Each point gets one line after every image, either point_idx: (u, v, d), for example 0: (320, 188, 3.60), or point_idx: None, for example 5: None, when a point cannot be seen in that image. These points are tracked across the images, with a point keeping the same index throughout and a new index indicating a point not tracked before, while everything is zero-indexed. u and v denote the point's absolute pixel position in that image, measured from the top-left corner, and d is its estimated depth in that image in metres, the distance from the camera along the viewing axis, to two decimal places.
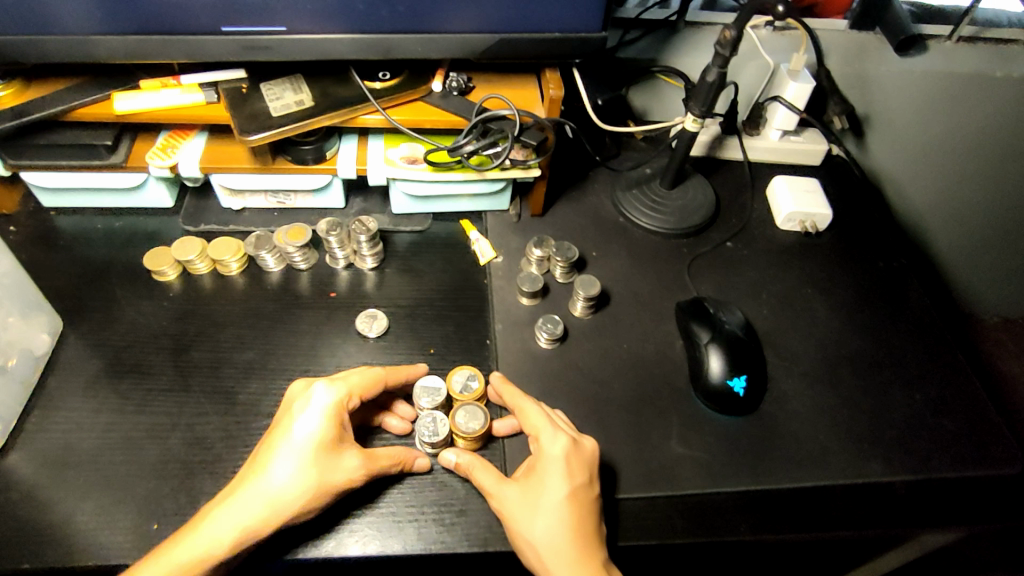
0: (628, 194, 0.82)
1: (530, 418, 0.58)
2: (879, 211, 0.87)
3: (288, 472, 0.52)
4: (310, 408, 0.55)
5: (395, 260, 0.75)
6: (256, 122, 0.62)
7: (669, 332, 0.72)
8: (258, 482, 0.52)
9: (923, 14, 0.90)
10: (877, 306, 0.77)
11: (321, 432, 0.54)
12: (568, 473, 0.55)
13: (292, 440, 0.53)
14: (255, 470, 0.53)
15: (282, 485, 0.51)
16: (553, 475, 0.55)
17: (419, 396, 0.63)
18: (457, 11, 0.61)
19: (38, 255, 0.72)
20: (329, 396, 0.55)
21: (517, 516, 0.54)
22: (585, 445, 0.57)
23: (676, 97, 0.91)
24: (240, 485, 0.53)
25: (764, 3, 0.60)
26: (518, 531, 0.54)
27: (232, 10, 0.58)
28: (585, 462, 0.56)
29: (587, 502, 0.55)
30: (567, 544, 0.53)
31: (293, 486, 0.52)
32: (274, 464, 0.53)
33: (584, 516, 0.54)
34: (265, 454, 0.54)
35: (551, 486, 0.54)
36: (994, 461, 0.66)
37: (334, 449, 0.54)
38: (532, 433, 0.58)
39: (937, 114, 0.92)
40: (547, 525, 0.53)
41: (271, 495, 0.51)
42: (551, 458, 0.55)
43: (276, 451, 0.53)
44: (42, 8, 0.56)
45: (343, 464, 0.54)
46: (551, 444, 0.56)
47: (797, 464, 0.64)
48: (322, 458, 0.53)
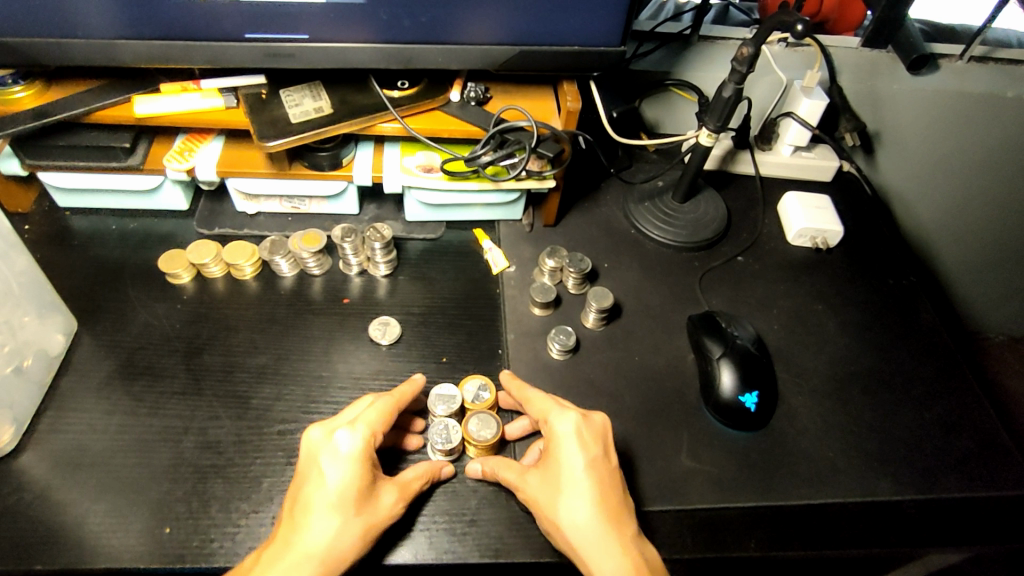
0: (640, 207, 0.82)
1: (539, 403, 0.59)
2: (889, 229, 0.87)
3: (333, 527, 0.50)
4: (338, 457, 0.53)
5: (408, 268, 0.76)
6: (275, 129, 0.62)
7: (681, 345, 0.72)
8: (302, 543, 0.50)
9: (933, 33, 0.91)
10: (887, 324, 0.78)
11: (358, 481, 0.52)
12: (583, 446, 0.55)
13: (327, 492, 0.51)
14: (294, 530, 0.50)
15: (331, 542, 0.50)
16: (568, 451, 0.55)
17: (435, 403, 0.63)
18: (481, 22, 0.62)
19: (53, 254, 0.73)
20: (357, 444, 0.53)
21: (542, 499, 0.54)
22: (596, 419, 0.57)
23: (690, 111, 0.92)
24: (276, 550, 0.50)
25: (783, 22, 0.60)
26: (546, 515, 0.54)
27: (258, 17, 0.59)
28: (598, 435, 0.56)
29: (608, 474, 0.55)
30: (595, 517, 0.52)
31: (342, 540, 0.50)
32: (314, 523, 0.50)
33: (607, 486, 0.54)
34: (297, 512, 0.51)
35: (568, 462, 0.54)
36: (1003, 483, 0.66)
37: (371, 491, 0.53)
38: (541, 417, 0.58)
39: (948, 133, 0.93)
40: (571, 502, 0.53)
41: (322, 552, 0.49)
42: (563, 436, 0.56)
43: (314, 509, 0.51)
44: (69, 12, 0.57)
45: (383, 506, 0.53)
46: (561, 421, 0.56)
47: (806, 480, 0.64)
48: (363, 503, 0.52)
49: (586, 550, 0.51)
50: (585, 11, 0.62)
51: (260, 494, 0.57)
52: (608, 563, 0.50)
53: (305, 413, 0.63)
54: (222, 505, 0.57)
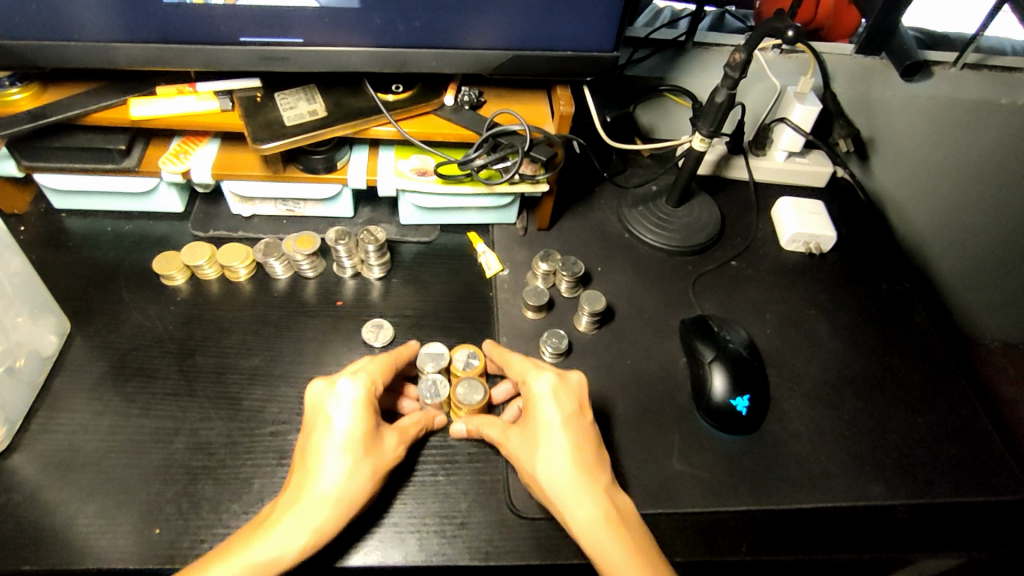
0: (634, 211, 0.82)
1: (519, 363, 0.61)
2: (883, 234, 0.87)
3: (342, 468, 0.53)
4: (342, 404, 0.55)
5: (402, 271, 0.76)
6: (270, 131, 0.63)
7: (673, 349, 0.72)
8: (314, 485, 0.52)
9: (928, 40, 0.91)
10: (879, 328, 0.78)
11: (363, 424, 0.55)
12: (559, 403, 0.57)
13: (335, 437, 0.54)
14: (305, 476, 0.53)
15: (341, 481, 0.52)
16: (544, 408, 0.57)
17: (424, 361, 0.65)
18: (474, 26, 0.62)
19: (48, 256, 0.73)
20: (359, 390, 0.56)
21: (520, 453, 0.57)
22: (572, 378, 0.59)
23: (685, 116, 0.92)
24: (290, 495, 0.53)
25: (775, 28, 0.61)
26: (524, 469, 0.56)
27: (252, 21, 0.59)
28: (573, 393, 0.58)
29: (584, 429, 0.57)
30: (569, 469, 0.54)
31: (352, 480, 0.53)
32: (323, 465, 0.53)
33: (582, 440, 0.56)
34: (307, 459, 0.54)
35: (545, 418, 0.57)
36: (996, 487, 0.66)
37: (376, 435, 0.55)
38: (520, 378, 0.61)
39: (942, 139, 0.93)
40: (546, 455, 0.55)
41: (333, 493, 0.52)
42: (540, 394, 0.58)
43: (323, 452, 0.54)
44: (65, 15, 0.57)
45: (388, 450, 0.56)
46: (537, 380, 0.59)
47: (798, 484, 0.64)
48: (370, 446, 0.55)
49: (560, 499, 0.53)
50: (577, 16, 0.62)
51: (251, 495, 0.58)
52: (581, 510, 0.53)
53: (297, 415, 0.63)
54: (213, 506, 0.57)
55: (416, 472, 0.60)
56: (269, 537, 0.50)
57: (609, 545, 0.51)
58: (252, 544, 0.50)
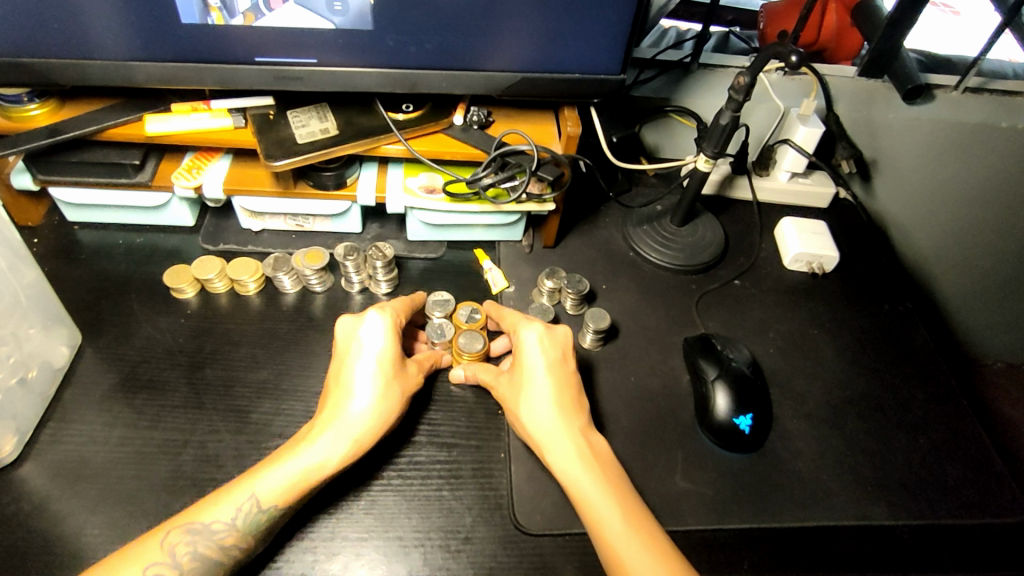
0: (639, 230, 0.83)
1: (511, 314, 0.67)
2: (886, 255, 0.88)
3: (377, 388, 0.59)
4: (371, 334, 0.61)
5: (409, 286, 0.76)
6: (282, 148, 0.64)
7: (676, 367, 0.73)
8: (352, 401, 0.58)
9: (930, 63, 0.92)
10: (882, 349, 0.78)
11: (392, 349, 0.61)
12: (544, 349, 0.63)
13: (368, 360, 0.60)
14: (340, 396, 0.58)
15: (377, 398, 0.58)
16: (530, 354, 0.62)
17: (432, 308, 0.71)
18: (484, 48, 0.63)
19: (60, 268, 0.74)
20: (386, 320, 0.61)
21: (507, 392, 0.63)
22: (559, 331, 0.64)
23: (689, 136, 0.94)
24: (326, 415, 0.58)
25: (778, 52, 0.62)
26: (510, 408, 0.62)
27: (267, 42, 0.61)
28: (559, 343, 0.64)
29: (567, 376, 0.62)
30: (550, 407, 0.60)
31: (385, 399, 0.59)
32: (358, 386, 0.58)
33: (565, 385, 0.62)
34: (341, 382, 0.59)
35: (530, 362, 0.62)
36: (997, 509, 0.66)
37: (402, 360, 0.61)
38: (512, 329, 0.66)
39: (944, 162, 0.94)
40: (530, 395, 0.61)
41: (370, 409, 0.58)
42: (527, 341, 0.63)
43: (357, 373, 0.59)
44: (85, 34, 0.59)
45: (412, 376, 0.62)
46: (526, 329, 0.64)
47: (801, 503, 0.64)
48: (398, 369, 0.61)
49: (539, 433, 0.59)
50: (585, 40, 0.64)
51: None
52: (558, 443, 0.58)
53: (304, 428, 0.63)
54: None
55: (422, 486, 0.61)
56: (315, 445, 0.55)
57: (583, 478, 0.56)
58: (299, 450, 0.55)
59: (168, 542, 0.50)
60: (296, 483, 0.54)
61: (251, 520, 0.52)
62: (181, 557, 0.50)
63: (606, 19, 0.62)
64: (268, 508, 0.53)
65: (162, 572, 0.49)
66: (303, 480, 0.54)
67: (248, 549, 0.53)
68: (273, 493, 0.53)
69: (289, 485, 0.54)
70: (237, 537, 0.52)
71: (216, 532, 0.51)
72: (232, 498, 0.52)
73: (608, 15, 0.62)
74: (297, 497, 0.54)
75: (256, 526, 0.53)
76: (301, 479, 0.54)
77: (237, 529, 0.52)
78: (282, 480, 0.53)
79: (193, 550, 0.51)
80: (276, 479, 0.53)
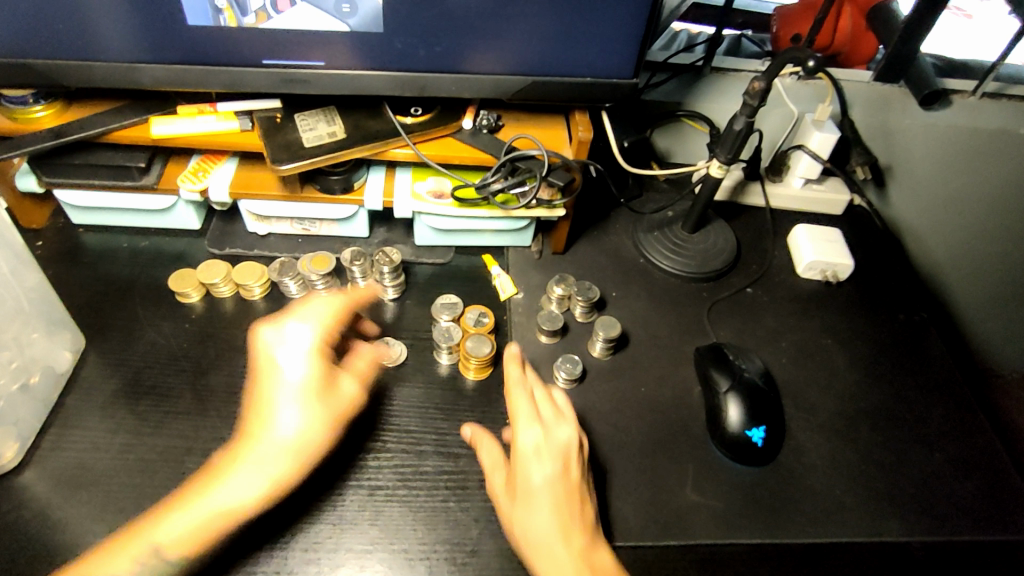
0: (650, 236, 0.82)
1: (514, 408, 0.59)
2: (901, 263, 0.87)
3: (301, 419, 0.55)
4: (295, 356, 0.57)
5: (417, 292, 0.75)
6: (288, 152, 0.63)
7: (687, 377, 0.71)
8: (273, 433, 0.54)
9: (946, 67, 0.91)
10: (897, 359, 0.77)
11: (319, 372, 0.57)
12: (544, 461, 0.55)
13: (290, 386, 0.56)
14: (260, 426, 0.55)
15: (302, 431, 0.55)
16: (529, 465, 0.55)
17: (439, 311, 0.71)
18: (494, 51, 0.62)
19: (64, 271, 0.73)
20: (315, 338, 0.57)
21: (502, 501, 0.56)
22: (563, 437, 0.57)
23: (700, 141, 0.92)
24: (244, 445, 0.54)
25: (796, 56, 0.61)
26: (508, 523, 0.55)
27: (274, 44, 0.60)
28: (561, 451, 0.56)
29: (570, 490, 0.55)
30: (550, 528, 0.53)
31: (312, 427, 0.55)
32: (281, 415, 0.55)
33: (568, 502, 0.54)
34: (263, 409, 0.56)
35: (528, 475, 0.55)
36: (1016, 526, 0.65)
37: (330, 382, 0.57)
38: (512, 425, 0.59)
39: (961, 170, 0.93)
40: (529, 513, 0.54)
41: (290, 442, 0.54)
42: (526, 451, 0.56)
43: (279, 401, 0.55)
44: (90, 35, 0.58)
45: (345, 395, 0.58)
46: (525, 434, 0.57)
47: (814, 519, 0.63)
48: (325, 393, 0.57)
49: (537, 558, 0.52)
50: (598, 43, 0.63)
51: None
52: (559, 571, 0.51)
53: None
54: None
55: (428, 495, 0.60)
56: (230, 485, 0.52)
57: None
58: (210, 491, 0.52)
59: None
60: (205, 529, 0.51)
61: (156, 570, 0.50)
62: None
63: (620, 21, 0.61)
64: (174, 556, 0.50)
65: None
66: (215, 526, 0.51)
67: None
68: (178, 541, 0.50)
69: (197, 532, 0.51)
70: None
71: None
72: (133, 550, 0.50)
73: (621, 18, 0.61)
74: (208, 542, 0.51)
75: (162, 575, 0.50)
76: (212, 524, 0.51)
77: None
78: (188, 528, 0.50)
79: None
80: (183, 528, 0.50)
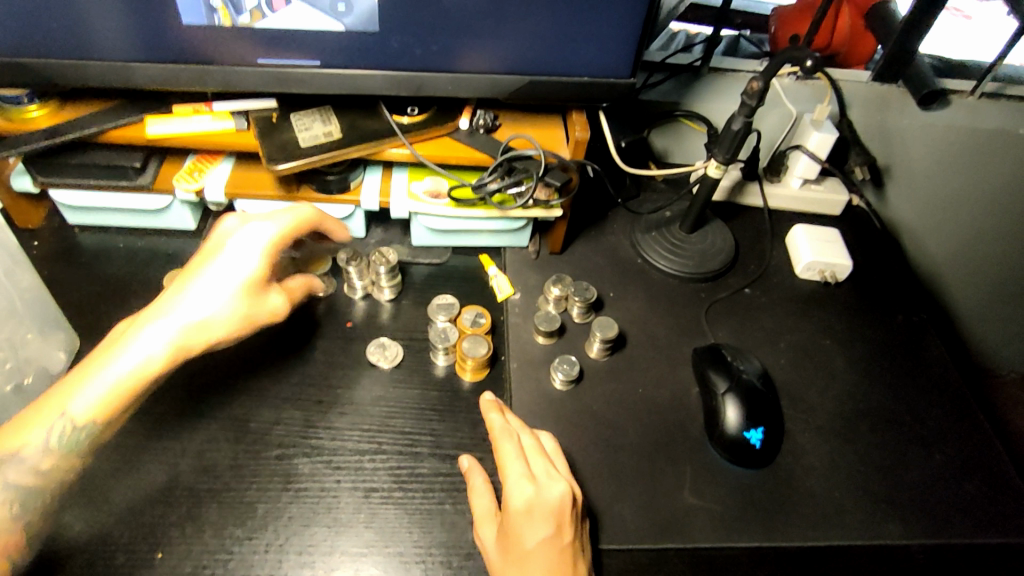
0: (647, 237, 0.81)
1: (505, 462, 0.57)
2: (899, 264, 0.86)
3: (231, 305, 0.57)
4: (246, 247, 0.58)
5: (413, 292, 0.75)
6: (284, 152, 0.63)
7: (685, 378, 0.71)
8: (196, 311, 0.55)
9: (943, 68, 0.91)
10: (895, 360, 0.77)
11: (258, 272, 0.58)
12: (535, 524, 0.53)
13: (233, 274, 0.57)
14: (182, 296, 0.56)
15: (225, 312, 0.57)
16: (518, 527, 0.53)
17: (436, 312, 0.70)
18: (490, 51, 0.62)
19: (59, 271, 0.73)
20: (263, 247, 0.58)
21: (492, 557, 0.54)
22: (555, 495, 0.54)
23: (699, 141, 0.92)
24: (163, 305, 0.56)
25: (794, 56, 0.61)
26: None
27: (270, 43, 0.59)
28: (553, 512, 0.53)
29: (562, 552, 0.53)
30: None
31: (232, 317, 0.57)
32: (209, 295, 0.56)
33: (559, 566, 0.52)
34: (191, 282, 0.57)
35: (518, 537, 0.53)
36: (1016, 529, 0.64)
37: (262, 288, 0.59)
38: (502, 477, 0.56)
39: (959, 172, 0.93)
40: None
41: (204, 321, 0.55)
42: (516, 512, 0.54)
43: (208, 285, 0.57)
44: (86, 34, 0.57)
45: (273, 304, 0.60)
46: (516, 494, 0.54)
47: (813, 521, 0.62)
48: (254, 294, 0.58)
49: None
50: (595, 43, 0.62)
51: (255, 520, 0.57)
52: None
53: (304, 438, 0.62)
54: (217, 531, 0.56)
55: (424, 497, 0.60)
56: (144, 355, 0.53)
57: None
58: (124, 354, 0.53)
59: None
60: (115, 392, 0.52)
61: (67, 439, 0.52)
62: None
63: (617, 20, 0.61)
64: (87, 424, 0.52)
65: None
66: (118, 389, 0.52)
67: (72, 464, 0.53)
68: (89, 411, 0.52)
69: (108, 396, 0.52)
70: (54, 459, 0.52)
71: (28, 459, 0.51)
72: (46, 418, 0.51)
73: (617, 17, 0.60)
74: (119, 409, 0.53)
75: (75, 444, 0.52)
76: (118, 387, 0.52)
77: (52, 451, 0.51)
78: (98, 395, 0.52)
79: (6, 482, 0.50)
80: (95, 392, 0.52)
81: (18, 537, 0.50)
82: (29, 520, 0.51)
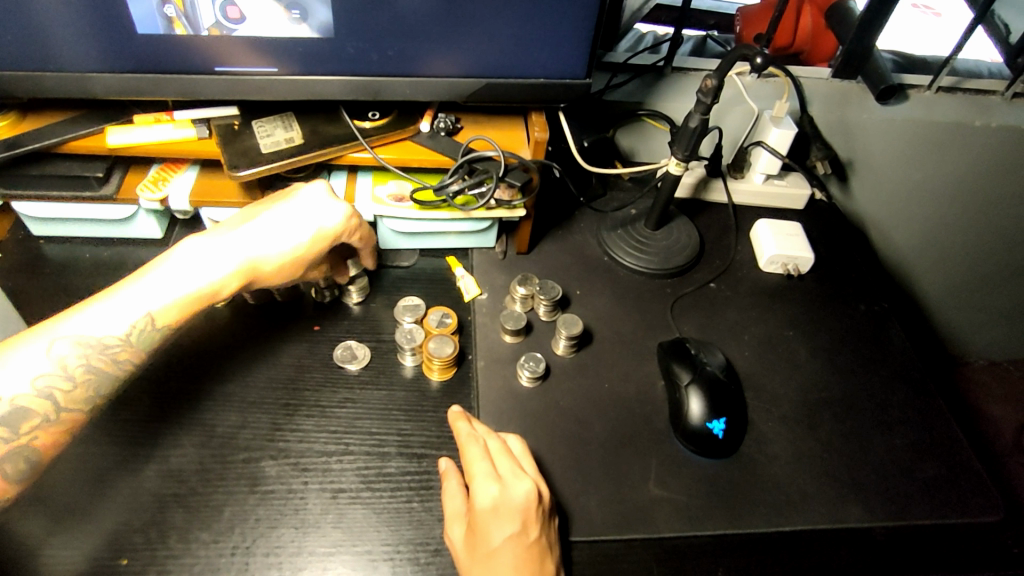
0: (613, 235, 0.83)
1: (470, 464, 0.57)
2: (862, 255, 0.88)
3: (290, 258, 0.62)
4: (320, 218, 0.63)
5: (381, 295, 0.76)
6: (246, 158, 0.63)
7: (651, 373, 0.72)
8: (270, 250, 0.61)
9: (905, 64, 0.91)
10: (858, 349, 0.78)
11: (333, 233, 0.64)
12: (504, 524, 0.54)
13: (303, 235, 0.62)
14: (256, 232, 0.61)
15: (287, 261, 0.62)
16: (485, 526, 0.54)
17: (402, 313, 0.72)
18: (446, 54, 0.63)
19: (23, 282, 0.73)
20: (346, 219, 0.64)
21: (460, 556, 0.54)
22: (521, 494, 0.55)
23: (662, 139, 0.94)
24: (239, 234, 0.61)
25: (744, 55, 0.62)
26: None
27: (227, 51, 0.60)
28: (519, 510, 0.54)
29: (528, 548, 0.53)
30: None
31: (288, 268, 0.63)
32: (276, 242, 0.61)
33: (526, 563, 0.53)
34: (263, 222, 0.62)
35: (485, 535, 0.54)
36: (974, 510, 0.66)
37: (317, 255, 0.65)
38: (469, 478, 0.57)
39: (918, 162, 0.95)
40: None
41: (268, 263, 0.61)
42: (483, 511, 0.54)
43: (287, 230, 0.62)
44: (42, 46, 0.58)
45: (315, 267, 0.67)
46: (482, 494, 0.55)
47: (776, 507, 0.64)
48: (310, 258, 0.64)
49: None
50: (550, 45, 0.63)
51: (221, 523, 0.57)
52: None
53: (271, 441, 0.63)
54: (181, 535, 0.57)
55: (391, 494, 0.60)
56: (222, 275, 0.59)
57: None
58: (206, 267, 0.59)
59: (54, 342, 0.53)
60: (190, 303, 0.58)
61: (143, 336, 0.56)
62: (75, 370, 0.53)
63: (569, 22, 0.62)
64: (160, 326, 0.57)
65: (54, 381, 0.53)
66: (191, 298, 0.58)
67: (137, 362, 0.57)
68: (168, 314, 0.57)
69: (185, 304, 0.58)
70: (130, 352, 0.56)
71: (111, 347, 0.55)
72: (131, 303, 0.56)
73: (569, 20, 0.62)
74: (188, 316, 0.59)
75: (145, 340, 0.57)
76: (195, 300, 0.58)
77: (131, 345, 0.56)
78: (178, 301, 0.57)
79: (86, 363, 0.54)
80: (173, 297, 0.57)
81: (81, 416, 0.55)
82: (94, 403, 0.55)
